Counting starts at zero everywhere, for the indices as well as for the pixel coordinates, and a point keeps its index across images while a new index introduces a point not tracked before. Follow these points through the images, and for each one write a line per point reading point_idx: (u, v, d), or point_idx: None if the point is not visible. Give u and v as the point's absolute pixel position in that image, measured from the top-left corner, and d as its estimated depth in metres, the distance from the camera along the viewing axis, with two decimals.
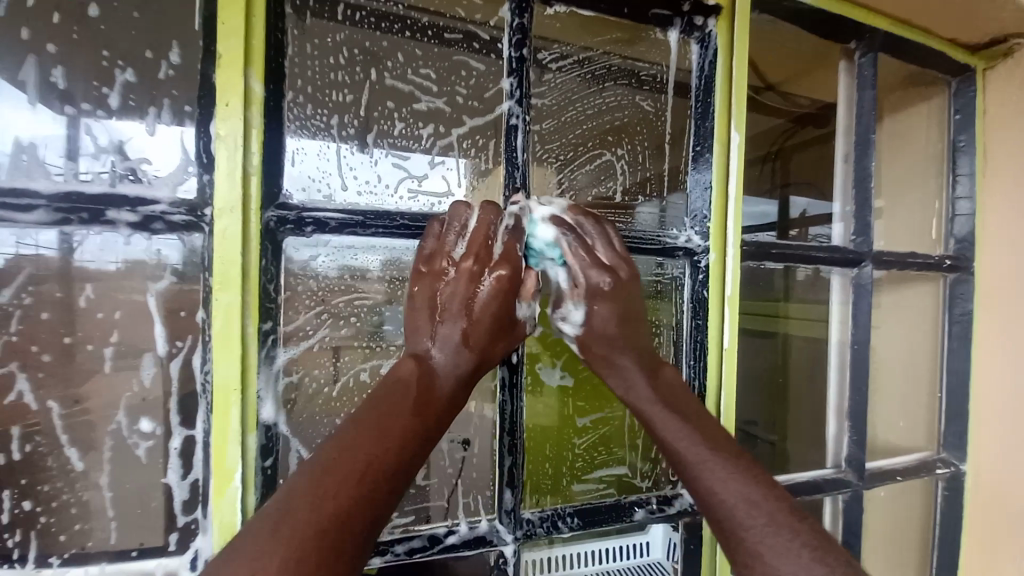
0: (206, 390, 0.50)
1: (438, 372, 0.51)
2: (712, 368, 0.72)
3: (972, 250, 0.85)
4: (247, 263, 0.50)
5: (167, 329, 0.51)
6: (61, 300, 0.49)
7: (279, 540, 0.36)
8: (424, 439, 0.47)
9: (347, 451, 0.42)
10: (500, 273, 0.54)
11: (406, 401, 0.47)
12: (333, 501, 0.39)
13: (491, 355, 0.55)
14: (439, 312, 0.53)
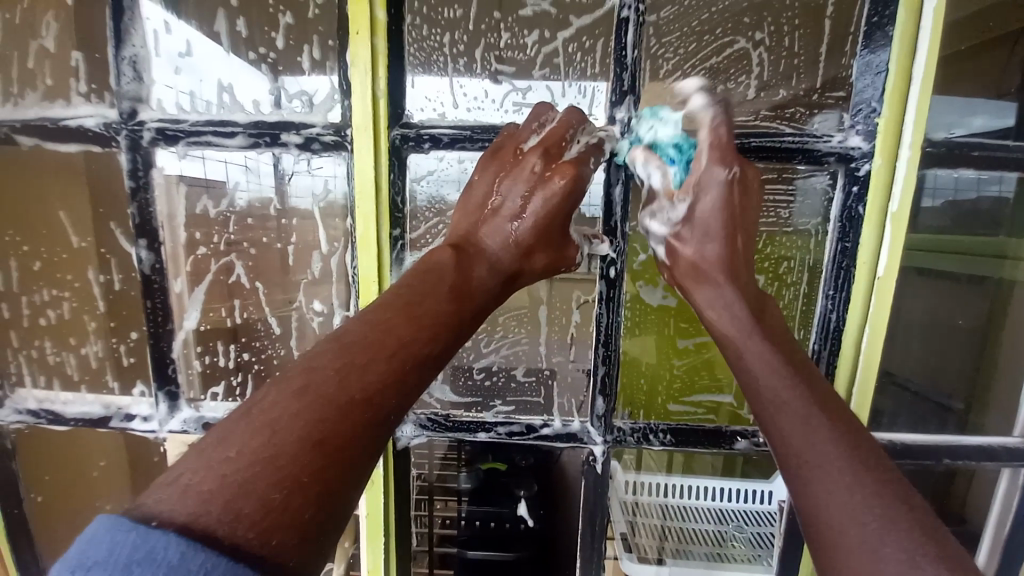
0: (354, 279, 0.63)
1: (477, 264, 0.55)
2: (859, 298, 0.61)
3: None
4: (379, 176, 0.60)
5: (326, 231, 0.65)
6: (259, 208, 0.66)
7: (305, 402, 0.39)
8: (453, 323, 0.50)
9: (380, 328, 0.46)
10: (561, 173, 0.54)
11: (441, 288, 0.51)
12: (363, 371, 0.42)
13: (533, 260, 0.58)
14: (496, 205, 0.57)
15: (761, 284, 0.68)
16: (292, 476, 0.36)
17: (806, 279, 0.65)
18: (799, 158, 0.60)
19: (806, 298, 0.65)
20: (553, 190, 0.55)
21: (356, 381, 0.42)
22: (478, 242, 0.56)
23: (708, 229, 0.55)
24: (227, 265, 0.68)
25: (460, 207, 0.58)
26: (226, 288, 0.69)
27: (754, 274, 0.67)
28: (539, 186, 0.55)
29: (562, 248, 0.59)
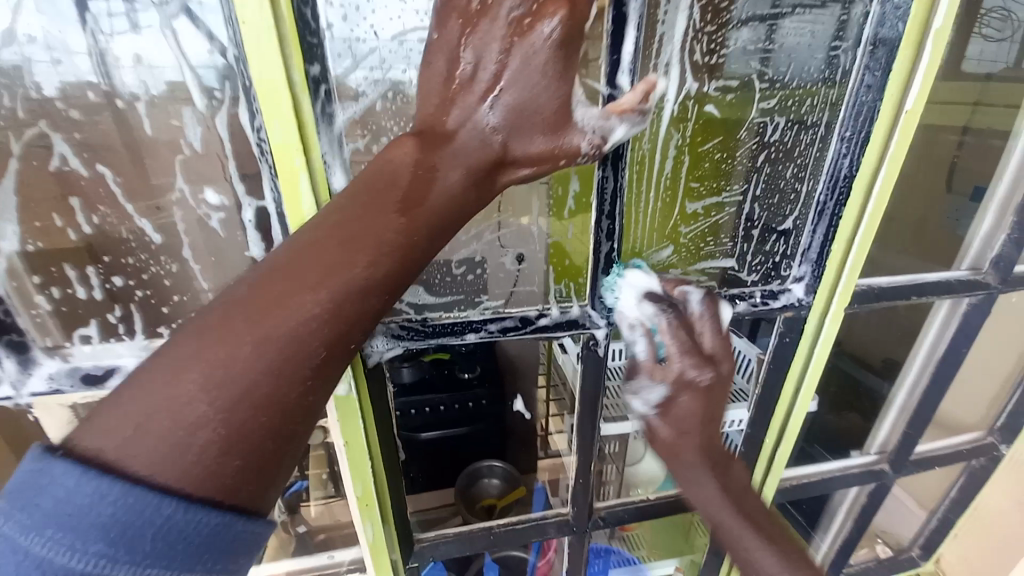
0: (264, 151, 0.42)
1: (447, 165, 0.37)
2: (877, 140, 0.54)
3: None
4: None
5: (196, 71, 0.41)
6: (59, 32, 0.38)
7: (221, 342, 0.30)
8: (410, 249, 0.35)
9: (309, 257, 0.32)
10: (547, 14, 0.36)
11: (386, 201, 0.35)
12: (287, 307, 0.31)
13: (529, 158, 0.40)
14: (458, 80, 0.38)
15: (778, 128, 0.58)
16: (209, 433, 0.29)
17: (828, 119, 0.56)
18: None
19: (822, 143, 0.57)
20: (540, 43, 0.36)
21: (278, 327, 0.31)
22: (445, 132, 0.38)
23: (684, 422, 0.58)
24: (33, 142, 0.41)
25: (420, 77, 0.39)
26: (47, 180, 0.43)
27: (772, 118, 0.58)
28: (516, 45, 0.37)
29: (566, 128, 0.40)
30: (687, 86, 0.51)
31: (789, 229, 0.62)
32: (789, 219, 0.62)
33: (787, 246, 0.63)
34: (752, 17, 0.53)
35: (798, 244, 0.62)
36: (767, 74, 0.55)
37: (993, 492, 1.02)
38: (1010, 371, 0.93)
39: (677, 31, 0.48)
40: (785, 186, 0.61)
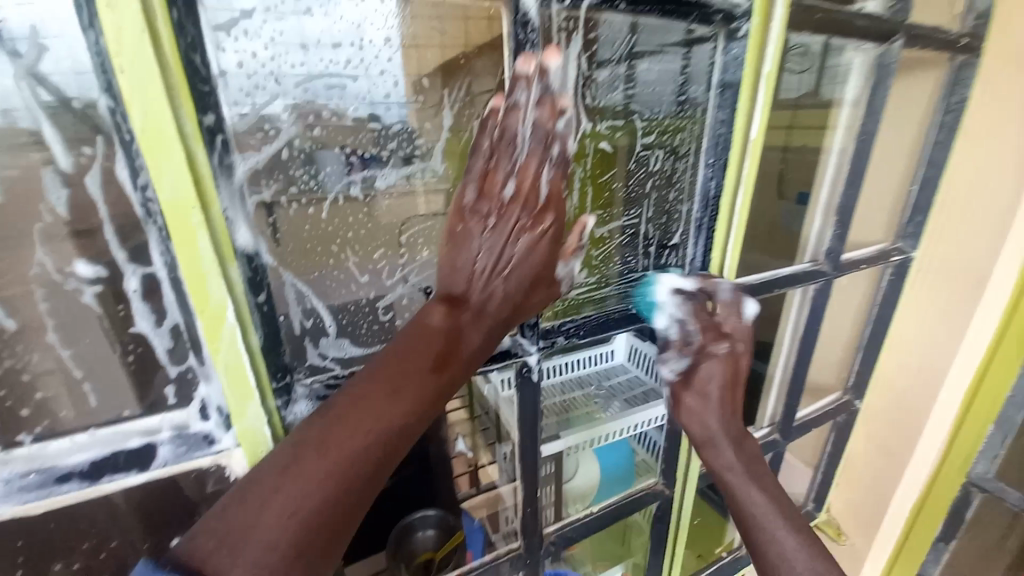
0: (152, 213, 0.38)
1: (467, 326, 0.49)
2: (734, 164, 0.64)
3: (986, 27, 0.85)
4: (148, 5, 0.32)
5: (60, 128, 0.35)
6: None
7: (297, 476, 0.39)
8: (434, 402, 0.46)
9: (359, 408, 0.42)
10: (540, 221, 0.50)
11: (421, 367, 0.45)
12: (342, 447, 0.41)
13: (522, 313, 0.53)
14: (473, 261, 0.49)
15: (661, 158, 0.66)
16: (280, 548, 0.37)
17: (695, 149, 0.65)
18: (692, 16, 0.55)
19: (694, 169, 0.66)
20: (537, 239, 0.50)
21: (332, 463, 0.40)
22: (463, 299, 0.49)
23: (705, 390, 0.70)
24: None
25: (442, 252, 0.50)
26: None
27: (653, 150, 0.65)
28: (522, 237, 0.49)
29: (550, 285, 0.55)
30: (584, 126, 0.58)
31: (678, 244, 0.71)
32: (677, 235, 0.71)
33: (679, 258, 0.71)
34: (614, 58, 0.57)
35: (686, 255, 0.71)
36: (643, 114, 0.63)
37: (853, 440, 1.24)
38: (848, 339, 1.15)
39: (571, 79, 0.53)
40: (671, 208, 0.70)
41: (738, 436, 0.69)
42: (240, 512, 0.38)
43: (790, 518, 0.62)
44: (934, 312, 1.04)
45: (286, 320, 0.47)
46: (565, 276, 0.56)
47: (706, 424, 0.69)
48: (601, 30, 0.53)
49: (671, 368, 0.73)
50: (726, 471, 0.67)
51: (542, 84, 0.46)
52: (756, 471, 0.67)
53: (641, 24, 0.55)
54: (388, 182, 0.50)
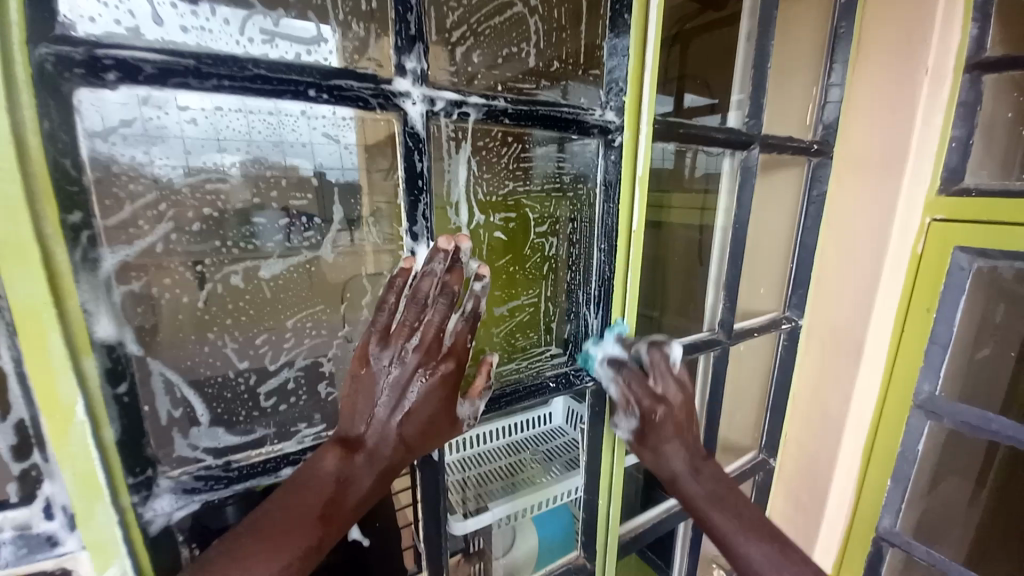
0: (1, 310, 0.37)
1: (360, 468, 0.50)
2: (622, 249, 0.69)
3: (834, 135, 1.01)
4: (21, 124, 0.34)
5: None
6: None
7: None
8: (318, 551, 0.46)
9: (233, 561, 0.41)
10: (442, 368, 0.53)
11: (311, 514, 0.46)
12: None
13: (420, 449, 0.55)
14: (374, 406, 0.51)
15: (556, 244, 0.73)
16: None
17: (589, 234, 0.71)
18: (572, 128, 0.63)
19: (589, 252, 0.71)
20: (434, 387, 0.53)
21: None
22: (358, 442, 0.50)
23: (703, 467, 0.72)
24: None
25: (345, 393, 0.50)
26: None
27: (549, 237, 0.73)
28: (421, 385, 0.52)
29: (449, 428, 0.57)
30: (477, 218, 0.63)
31: (580, 314, 0.74)
32: (578, 311, 0.74)
33: (581, 332, 0.74)
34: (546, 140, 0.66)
35: (587, 328, 0.73)
36: (537, 207, 0.70)
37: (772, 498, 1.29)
38: (758, 399, 1.24)
39: (460, 179, 0.59)
40: (570, 287, 0.75)
41: (700, 460, 0.73)
42: None
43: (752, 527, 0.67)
44: (828, 377, 1.13)
45: (151, 410, 0.45)
46: (466, 416, 0.58)
47: (705, 491, 0.71)
48: (487, 138, 0.60)
49: (624, 425, 0.73)
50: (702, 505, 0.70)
51: (456, 256, 0.51)
52: (733, 493, 0.72)
53: (524, 134, 0.63)
54: (276, 270, 0.52)
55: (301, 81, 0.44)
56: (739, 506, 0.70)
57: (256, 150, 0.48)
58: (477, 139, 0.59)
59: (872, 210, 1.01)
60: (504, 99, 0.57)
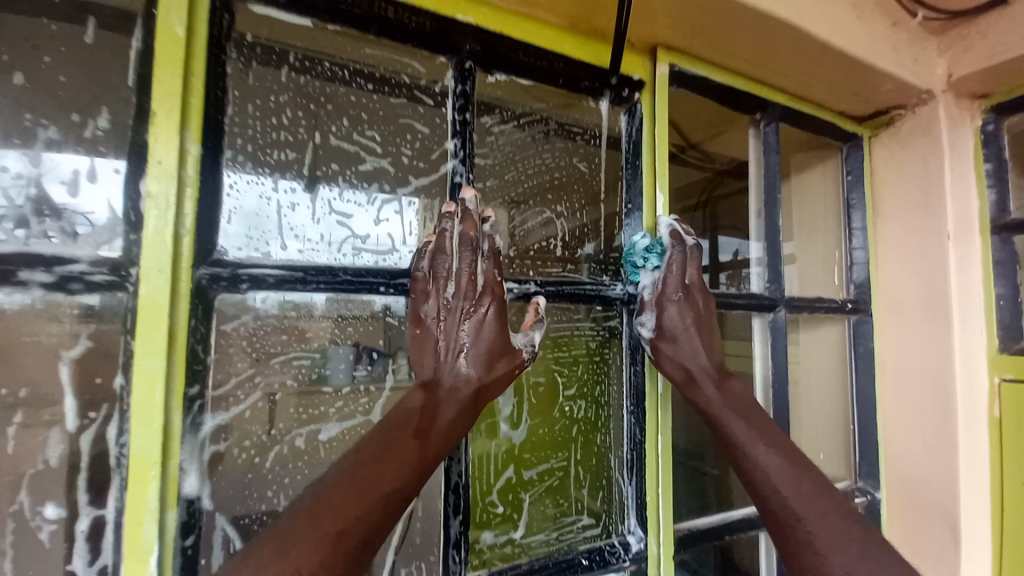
0: (121, 464, 0.47)
1: (441, 403, 0.56)
2: (651, 414, 0.73)
3: (868, 293, 1.04)
4: (174, 323, 0.48)
5: (79, 401, 0.48)
6: None
7: (293, 553, 0.42)
8: (424, 466, 0.51)
9: (356, 477, 0.47)
10: (488, 294, 0.59)
11: (404, 433, 0.52)
12: (332, 522, 0.44)
13: (491, 382, 0.59)
14: (435, 341, 0.58)
15: (582, 407, 0.77)
16: None
17: (617, 397, 0.75)
18: (596, 301, 0.72)
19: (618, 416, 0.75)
20: (486, 315, 0.58)
21: (324, 529, 0.44)
22: (436, 384, 0.57)
23: (684, 342, 0.69)
24: None
25: (412, 346, 0.59)
26: None
27: (575, 399, 0.77)
28: (471, 321, 0.58)
29: (510, 355, 0.61)
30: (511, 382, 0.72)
31: (608, 484, 0.75)
32: (606, 477, 0.75)
33: (618, 501, 0.73)
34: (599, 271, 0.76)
35: (623, 498, 0.73)
36: (565, 371, 0.77)
37: None
38: None
39: None
40: (602, 449, 0.76)
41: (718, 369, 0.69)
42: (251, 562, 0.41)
43: (786, 457, 0.60)
44: (926, 566, 0.95)
45: (205, 562, 0.50)
46: (524, 345, 0.63)
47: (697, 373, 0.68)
48: (521, 313, 0.70)
49: (649, 323, 0.71)
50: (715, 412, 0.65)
51: (462, 210, 0.58)
52: (767, 432, 0.63)
53: (553, 308, 0.72)
54: (332, 433, 0.62)
55: (376, 281, 0.57)
56: (767, 430, 0.63)
57: (334, 297, 0.59)
58: (513, 318, 0.71)
59: (927, 368, 0.96)
60: (536, 283, 0.68)
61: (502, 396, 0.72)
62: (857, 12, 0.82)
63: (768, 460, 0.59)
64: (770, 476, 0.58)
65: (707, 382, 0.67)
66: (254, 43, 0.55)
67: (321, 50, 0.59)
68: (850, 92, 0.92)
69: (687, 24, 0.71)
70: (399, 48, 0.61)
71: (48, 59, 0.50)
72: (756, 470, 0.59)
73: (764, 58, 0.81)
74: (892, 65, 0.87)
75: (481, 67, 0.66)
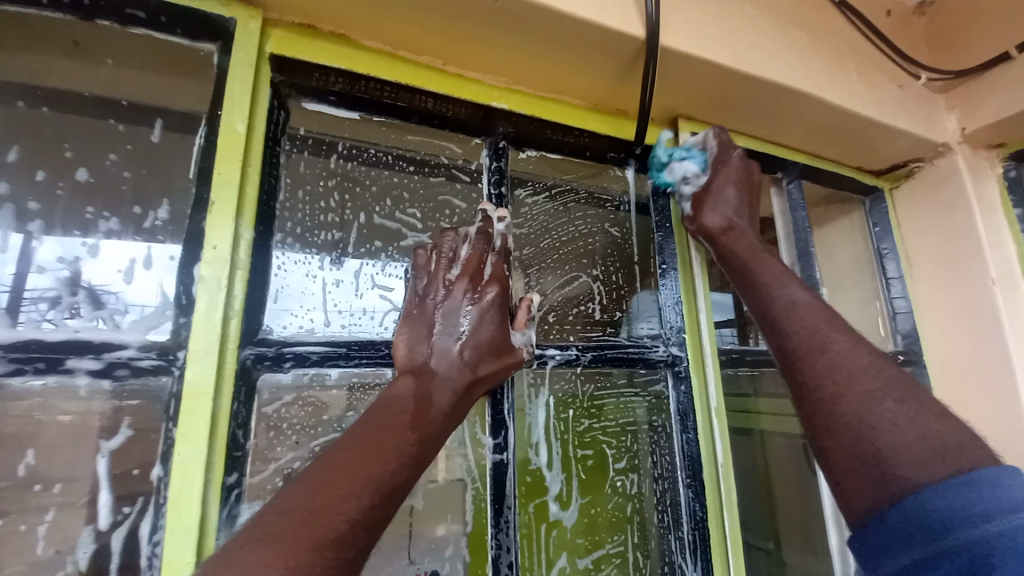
0: (152, 566, 0.43)
1: (434, 393, 0.48)
2: (711, 489, 0.67)
3: (917, 344, 0.99)
4: (218, 408, 0.46)
5: (115, 495, 0.45)
6: None
7: (287, 548, 0.33)
8: (419, 460, 0.44)
9: (352, 463, 0.39)
10: (490, 286, 0.55)
11: (399, 424, 0.44)
12: (331, 514, 0.36)
13: (489, 375, 0.53)
14: (431, 333, 0.52)
15: (636, 481, 0.72)
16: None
17: (670, 471, 0.69)
18: (639, 364, 0.69)
19: (676, 494, 0.68)
20: (489, 305, 0.54)
21: (333, 519, 0.36)
22: (428, 372, 0.50)
23: (726, 199, 0.69)
24: None
25: (400, 333, 0.52)
26: None
27: (626, 473, 0.72)
28: (475, 304, 0.53)
29: (508, 352, 0.56)
30: (557, 456, 0.67)
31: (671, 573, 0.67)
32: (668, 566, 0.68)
33: None
34: (638, 332, 0.74)
35: None
36: (614, 442, 0.73)
37: None
38: None
39: (539, 420, 0.66)
40: (659, 532, 0.69)
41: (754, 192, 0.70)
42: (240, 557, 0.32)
43: (834, 322, 0.59)
44: None
45: None
46: (523, 344, 0.58)
47: (730, 210, 0.68)
48: (563, 380, 0.68)
49: (690, 179, 0.71)
50: (750, 252, 0.66)
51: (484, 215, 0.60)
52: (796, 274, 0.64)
53: (595, 373, 0.69)
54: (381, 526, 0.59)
55: None
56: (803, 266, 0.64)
57: (348, 371, 0.57)
58: (558, 386, 0.68)
59: (996, 422, 0.89)
60: (578, 347, 0.66)
61: (551, 473, 0.66)
62: (863, 77, 0.86)
63: (823, 323, 0.58)
64: (822, 345, 0.57)
65: (779, 285, 0.63)
66: (306, 135, 0.60)
67: (366, 139, 0.64)
68: (864, 149, 0.94)
69: (703, 97, 0.75)
70: (436, 133, 0.67)
71: (113, 157, 0.53)
72: (807, 332, 0.58)
73: (780, 123, 0.84)
74: (904, 122, 0.90)
75: (512, 145, 0.70)
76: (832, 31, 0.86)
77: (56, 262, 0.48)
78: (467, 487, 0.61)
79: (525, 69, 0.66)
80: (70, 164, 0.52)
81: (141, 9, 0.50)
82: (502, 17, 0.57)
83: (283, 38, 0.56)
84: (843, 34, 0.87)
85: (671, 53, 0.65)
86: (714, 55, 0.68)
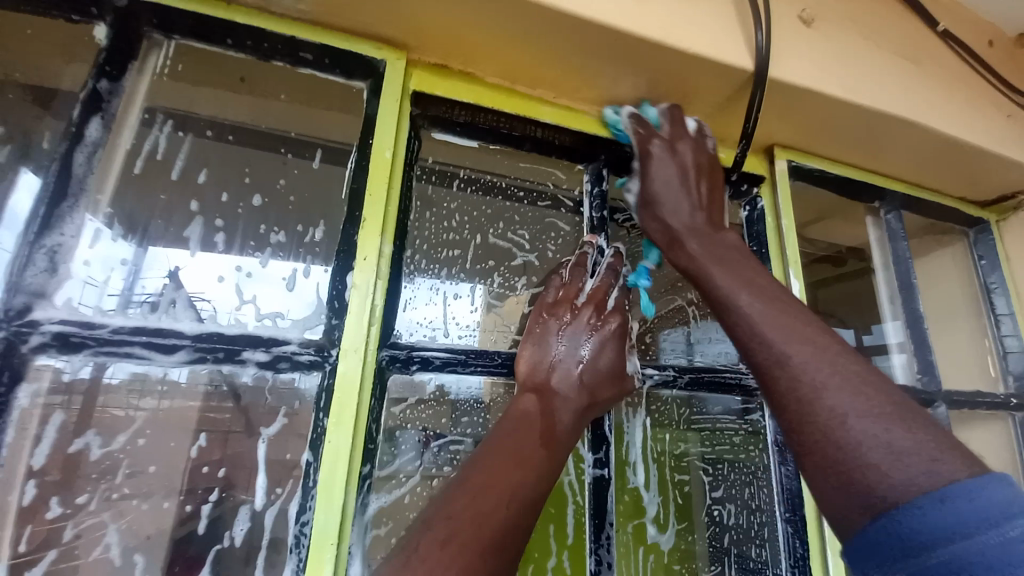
0: (299, 544, 0.47)
1: (558, 410, 0.54)
2: (814, 527, 0.65)
3: None
4: (360, 406, 0.52)
5: (268, 478, 0.50)
6: (172, 453, 0.52)
7: (461, 552, 0.39)
8: (551, 474, 0.49)
9: (497, 477, 0.45)
10: (611, 317, 0.60)
11: (533, 438, 0.50)
12: (490, 523, 0.42)
13: (605, 397, 0.57)
14: (555, 356, 0.58)
15: (731, 511, 0.72)
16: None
17: (768, 501, 0.67)
18: (735, 391, 0.69)
19: (773, 528, 0.66)
20: (609, 334, 0.59)
21: (494, 526, 0.42)
22: (553, 392, 0.55)
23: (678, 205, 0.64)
24: (95, 528, 0.48)
25: (526, 350, 0.57)
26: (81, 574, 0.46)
27: (720, 500, 0.73)
28: (596, 334, 0.59)
29: (623, 379, 0.60)
30: (651, 475, 0.69)
31: None
32: None
33: None
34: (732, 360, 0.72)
35: None
36: (710, 469, 0.75)
37: None
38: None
39: (636, 439, 0.67)
40: (755, 563, 0.68)
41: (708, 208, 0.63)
42: (424, 552, 0.39)
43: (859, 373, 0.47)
44: None
45: None
46: (633, 371, 0.62)
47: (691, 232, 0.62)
48: (659, 402, 0.69)
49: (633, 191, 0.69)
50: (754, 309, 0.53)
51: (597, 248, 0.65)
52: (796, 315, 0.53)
53: (693, 396, 0.70)
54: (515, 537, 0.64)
55: None
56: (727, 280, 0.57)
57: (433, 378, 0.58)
58: (660, 407, 0.70)
59: None
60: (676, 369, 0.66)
61: (648, 493, 0.68)
62: (971, 106, 0.84)
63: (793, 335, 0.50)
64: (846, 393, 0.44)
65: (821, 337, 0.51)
66: (433, 164, 0.67)
67: (483, 167, 0.70)
68: (970, 179, 0.90)
69: (802, 127, 0.77)
70: (546, 159, 0.71)
71: (283, 182, 0.62)
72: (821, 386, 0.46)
73: (881, 152, 0.83)
74: (1017, 152, 0.86)
75: (614, 171, 0.74)
76: (935, 61, 0.84)
77: (155, 272, 0.53)
78: (569, 499, 0.62)
79: (631, 102, 0.70)
80: (248, 188, 0.61)
81: (310, 52, 0.59)
82: (617, 56, 0.62)
83: (421, 77, 0.64)
84: (946, 63, 0.85)
85: (777, 83, 0.67)
86: (819, 86, 0.69)
